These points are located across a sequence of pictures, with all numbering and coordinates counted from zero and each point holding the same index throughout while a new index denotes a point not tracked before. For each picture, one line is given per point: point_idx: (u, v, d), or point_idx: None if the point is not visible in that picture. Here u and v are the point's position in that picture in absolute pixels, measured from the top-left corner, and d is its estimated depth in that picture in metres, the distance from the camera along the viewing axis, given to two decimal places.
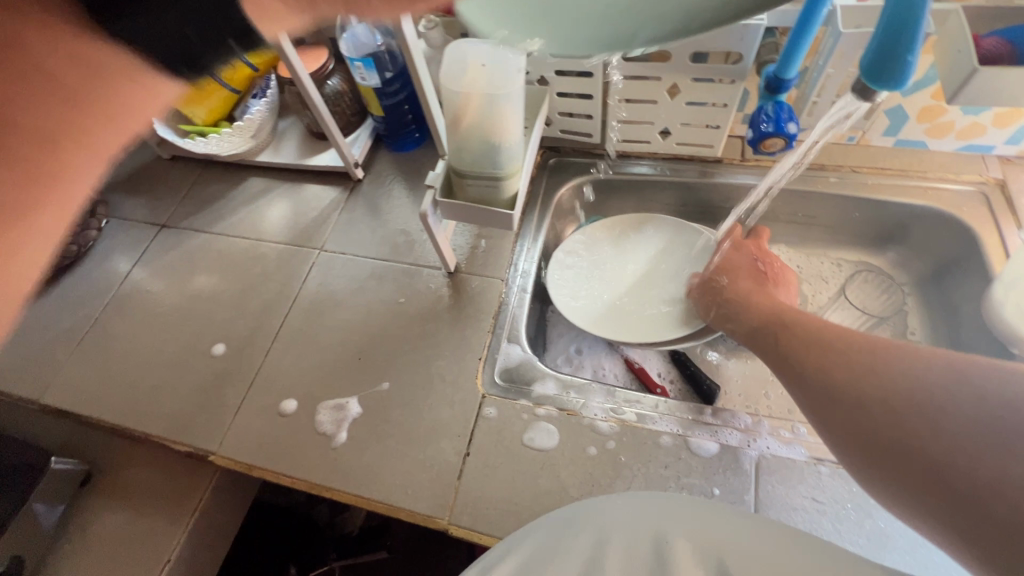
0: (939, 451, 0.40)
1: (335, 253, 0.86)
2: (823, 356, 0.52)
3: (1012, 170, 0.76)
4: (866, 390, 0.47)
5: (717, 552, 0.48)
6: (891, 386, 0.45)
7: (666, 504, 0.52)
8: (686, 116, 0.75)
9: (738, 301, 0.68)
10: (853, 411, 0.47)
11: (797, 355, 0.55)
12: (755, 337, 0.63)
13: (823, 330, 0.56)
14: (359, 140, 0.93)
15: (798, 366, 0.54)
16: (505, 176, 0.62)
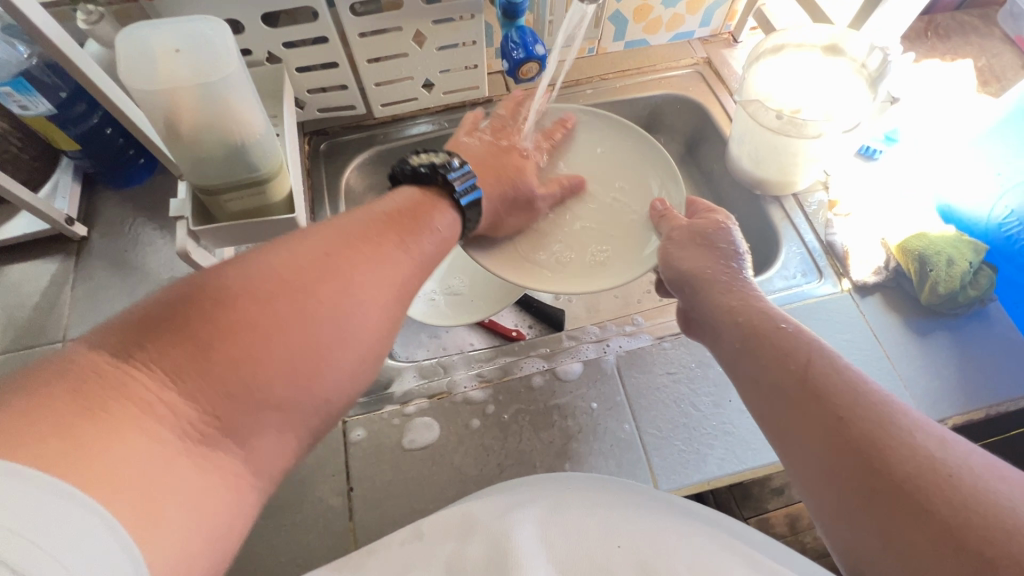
0: (924, 548, 0.35)
1: (87, 336, 0.66)
2: (856, 424, 0.41)
3: (712, 48, 0.90)
4: (882, 462, 0.39)
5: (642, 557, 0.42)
6: (913, 473, 0.37)
7: (591, 493, 0.48)
8: (442, 62, 0.72)
9: (741, 312, 0.53)
10: (890, 502, 0.38)
11: (820, 414, 0.43)
12: (767, 373, 0.48)
13: (856, 387, 0.43)
14: (62, 189, 0.71)
15: (812, 428, 0.43)
16: (268, 178, 0.52)
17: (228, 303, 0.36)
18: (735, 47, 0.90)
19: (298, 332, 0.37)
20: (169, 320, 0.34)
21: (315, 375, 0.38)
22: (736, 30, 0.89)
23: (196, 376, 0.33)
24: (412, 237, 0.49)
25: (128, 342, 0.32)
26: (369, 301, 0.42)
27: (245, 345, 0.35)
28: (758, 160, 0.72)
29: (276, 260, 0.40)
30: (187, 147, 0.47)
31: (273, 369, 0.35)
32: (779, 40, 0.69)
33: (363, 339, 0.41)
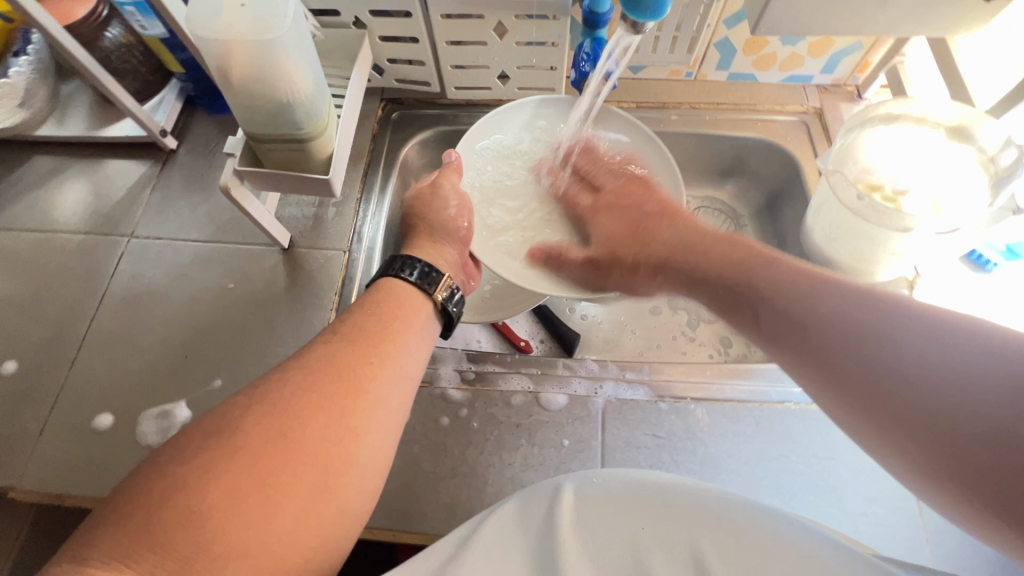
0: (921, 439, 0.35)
1: (149, 237, 0.74)
2: (805, 304, 0.43)
3: (829, 99, 0.80)
4: (838, 341, 0.40)
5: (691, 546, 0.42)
6: (865, 340, 0.39)
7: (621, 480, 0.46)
8: (520, 58, 0.71)
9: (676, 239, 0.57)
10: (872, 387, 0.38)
11: (772, 311, 0.45)
12: (706, 290, 0.52)
13: (785, 267, 0.47)
14: (164, 104, 0.79)
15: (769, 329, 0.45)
16: (308, 138, 0.55)
17: (177, 474, 0.38)
18: (857, 103, 0.79)
19: (263, 499, 0.39)
20: (142, 505, 0.37)
21: (281, 510, 0.39)
22: (863, 84, 0.78)
23: (166, 549, 0.35)
24: (376, 348, 0.48)
25: (106, 539, 0.35)
26: (323, 430, 0.42)
27: (208, 513, 0.37)
28: (832, 236, 0.63)
29: (244, 416, 0.41)
30: (239, 97, 0.50)
31: (225, 520, 0.37)
32: (897, 108, 0.60)
33: (319, 458, 0.41)
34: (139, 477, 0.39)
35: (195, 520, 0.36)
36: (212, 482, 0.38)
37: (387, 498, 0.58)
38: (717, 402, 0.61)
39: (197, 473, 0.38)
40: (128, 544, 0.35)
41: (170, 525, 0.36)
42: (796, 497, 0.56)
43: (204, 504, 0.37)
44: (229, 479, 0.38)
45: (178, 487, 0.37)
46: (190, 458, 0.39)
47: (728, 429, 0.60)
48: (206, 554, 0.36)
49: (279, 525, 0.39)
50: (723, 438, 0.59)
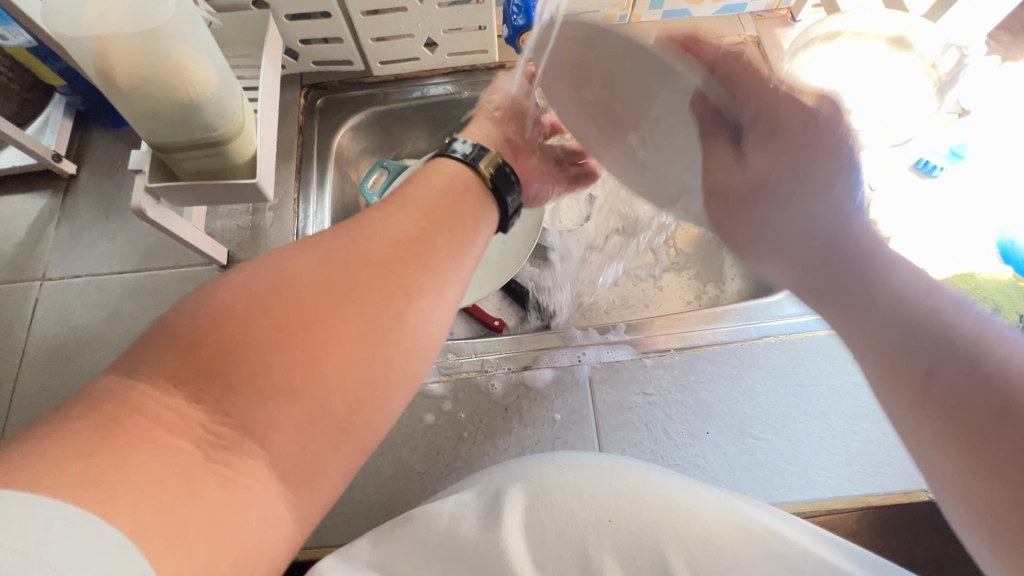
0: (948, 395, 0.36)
1: (65, 277, 0.66)
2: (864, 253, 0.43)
3: (764, 26, 0.78)
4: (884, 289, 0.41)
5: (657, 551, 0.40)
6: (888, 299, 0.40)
7: (594, 469, 0.43)
8: (445, 21, 0.66)
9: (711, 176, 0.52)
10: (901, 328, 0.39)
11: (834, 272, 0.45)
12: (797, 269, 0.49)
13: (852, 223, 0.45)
14: (52, 125, 0.70)
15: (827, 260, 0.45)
16: (224, 140, 0.49)
17: (243, 303, 0.36)
18: (791, 27, 0.78)
19: (309, 361, 0.35)
20: (184, 333, 0.34)
21: (322, 353, 0.36)
22: (796, 6, 0.77)
23: (217, 372, 0.33)
24: (438, 228, 0.46)
25: (151, 358, 0.33)
26: (373, 289, 0.39)
27: (257, 363, 0.34)
28: None
29: (289, 258, 0.40)
30: (132, 102, 0.44)
31: (276, 366, 0.34)
32: (836, 24, 0.58)
33: (370, 320, 0.38)
34: (193, 302, 0.36)
35: (233, 361, 0.34)
36: (265, 317, 0.35)
37: (384, 509, 0.55)
38: (701, 349, 0.61)
39: (265, 291, 0.37)
40: (165, 362, 0.33)
41: (223, 356, 0.34)
42: (788, 428, 0.57)
43: (261, 336, 0.35)
44: (277, 318, 0.36)
45: (236, 322, 0.35)
46: (263, 284, 0.37)
47: (714, 374, 0.60)
48: (256, 403, 0.34)
49: (330, 388, 0.36)
50: (711, 385, 0.59)
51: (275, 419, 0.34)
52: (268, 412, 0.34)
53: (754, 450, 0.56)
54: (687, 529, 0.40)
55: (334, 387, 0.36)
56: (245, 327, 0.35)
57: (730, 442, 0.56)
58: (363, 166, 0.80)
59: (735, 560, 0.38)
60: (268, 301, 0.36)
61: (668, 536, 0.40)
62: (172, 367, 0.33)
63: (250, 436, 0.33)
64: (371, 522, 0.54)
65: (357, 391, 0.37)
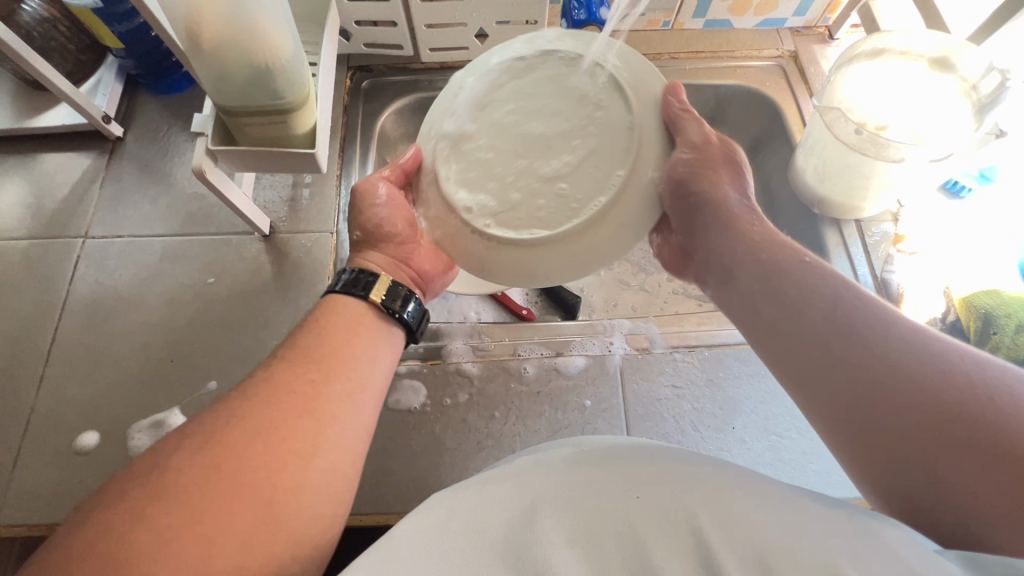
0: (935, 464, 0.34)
1: (105, 236, 0.67)
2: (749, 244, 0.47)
3: (802, 42, 0.81)
4: (846, 352, 0.39)
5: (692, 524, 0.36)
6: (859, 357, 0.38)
7: (606, 456, 0.42)
8: (499, 13, 0.68)
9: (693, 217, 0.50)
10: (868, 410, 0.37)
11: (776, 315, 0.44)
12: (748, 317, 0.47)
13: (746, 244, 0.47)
14: (103, 86, 0.71)
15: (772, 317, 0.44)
16: (288, 108, 0.50)
17: (145, 491, 0.36)
18: (828, 45, 0.80)
19: (226, 525, 0.36)
20: (84, 553, 0.34)
21: (193, 543, 0.35)
22: (834, 25, 0.80)
23: (109, 565, 0.33)
24: (326, 361, 0.45)
25: (46, 574, 0.33)
26: (282, 439, 0.40)
27: (151, 548, 0.34)
28: (825, 174, 0.64)
29: (167, 454, 0.39)
30: (206, 64, 0.45)
31: (176, 549, 0.34)
32: (880, 42, 0.61)
33: (275, 473, 0.39)
34: (102, 497, 0.37)
35: (118, 557, 0.33)
36: (151, 507, 0.35)
37: (415, 482, 0.56)
38: (730, 347, 0.63)
39: (156, 475, 0.37)
40: (60, 571, 0.33)
41: (121, 549, 0.34)
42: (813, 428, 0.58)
43: (149, 523, 0.35)
44: (133, 509, 0.35)
45: (121, 512, 0.35)
46: (154, 471, 0.38)
47: (742, 371, 0.61)
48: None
49: (245, 545, 0.36)
50: (738, 381, 0.61)
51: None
52: None
53: (779, 447, 0.57)
54: (720, 501, 0.37)
55: (245, 540, 0.36)
56: (143, 515, 0.35)
57: (755, 438, 0.58)
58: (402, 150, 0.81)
59: (779, 536, 0.34)
60: (168, 480, 0.37)
61: (701, 508, 0.37)
62: (77, 567, 0.33)
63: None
64: (401, 494, 0.55)
65: (268, 538, 0.37)
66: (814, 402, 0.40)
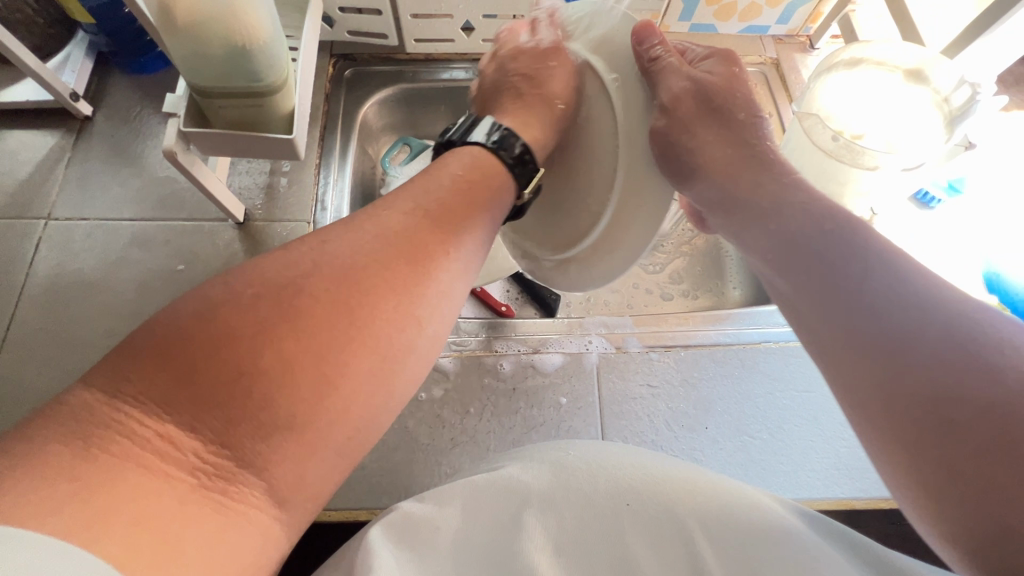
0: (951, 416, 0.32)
1: (71, 218, 0.64)
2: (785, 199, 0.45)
3: (784, 50, 0.82)
4: (882, 296, 0.37)
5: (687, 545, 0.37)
6: (890, 303, 0.36)
7: (596, 459, 0.42)
8: (486, 6, 0.67)
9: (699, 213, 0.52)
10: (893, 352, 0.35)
11: (810, 253, 0.42)
12: (763, 261, 0.46)
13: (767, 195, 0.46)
14: (72, 63, 0.68)
15: (806, 257, 0.42)
16: (266, 91, 0.49)
17: (253, 323, 0.33)
18: (809, 54, 0.82)
19: (334, 384, 0.34)
20: (195, 345, 0.31)
21: (298, 372, 0.33)
22: (815, 34, 0.81)
23: (212, 396, 0.31)
24: (452, 219, 0.42)
25: (138, 378, 0.30)
26: (387, 305, 0.37)
27: (265, 386, 0.32)
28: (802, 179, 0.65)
29: (292, 254, 0.37)
30: (181, 40, 0.44)
31: (283, 393, 0.32)
32: (859, 52, 0.62)
33: (383, 337, 0.36)
34: (196, 309, 0.33)
35: (223, 395, 0.31)
36: (258, 348, 0.32)
37: (388, 476, 0.55)
38: (705, 347, 0.63)
39: (270, 305, 0.34)
40: (153, 390, 0.30)
41: (232, 391, 0.31)
42: (783, 429, 0.59)
43: (261, 356, 0.32)
44: (244, 343, 0.32)
45: (228, 337, 0.32)
46: (264, 299, 0.34)
47: (716, 372, 0.62)
48: (266, 425, 0.31)
49: (351, 400, 0.34)
50: (713, 382, 0.61)
51: (278, 455, 0.32)
52: (274, 438, 0.31)
53: (750, 447, 0.58)
54: (708, 508, 0.38)
55: (348, 398, 0.34)
56: (252, 351, 0.32)
57: (728, 437, 0.58)
58: (384, 141, 0.80)
59: (766, 560, 0.35)
60: (276, 314, 0.33)
61: (688, 514, 0.38)
62: (166, 391, 0.30)
63: (251, 470, 0.31)
64: (373, 488, 0.54)
65: (369, 403, 0.35)
66: (826, 346, 0.39)
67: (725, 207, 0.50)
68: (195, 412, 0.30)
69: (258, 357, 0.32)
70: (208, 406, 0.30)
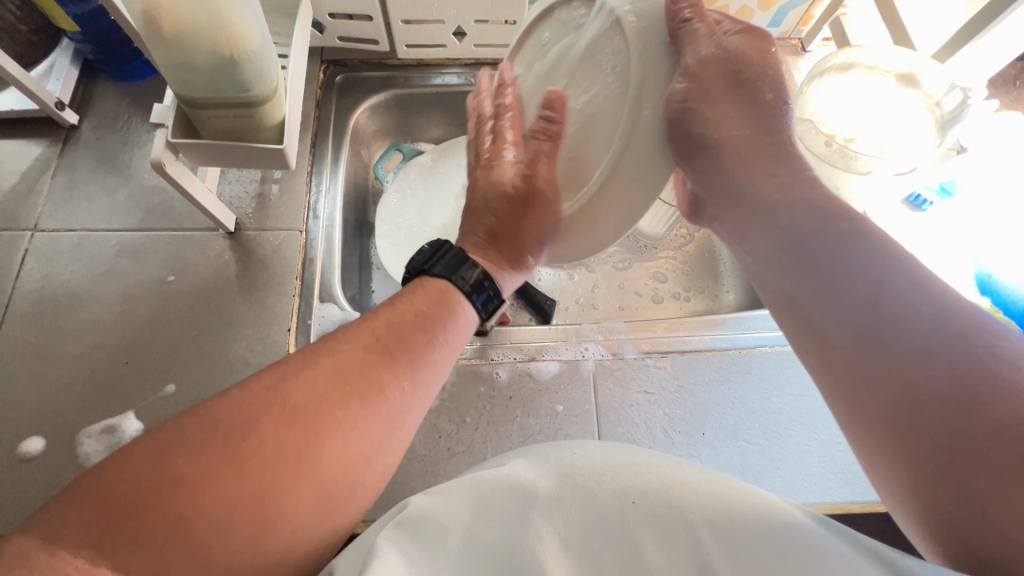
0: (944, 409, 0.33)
1: (57, 230, 0.63)
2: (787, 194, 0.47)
3: (776, 53, 0.82)
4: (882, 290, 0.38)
5: (695, 552, 0.36)
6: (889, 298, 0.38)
7: (602, 455, 0.42)
8: (477, 11, 0.67)
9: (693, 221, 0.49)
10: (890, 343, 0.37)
11: (812, 248, 0.43)
12: (769, 259, 0.47)
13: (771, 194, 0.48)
14: (57, 71, 0.67)
15: (810, 252, 0.43)
16: (254, 101, 0.48)
17: (199, 471, 0.33)
18: (801, 57, 0.82)
19: (290, 511, 0.34)
20: (137, 496, 0.31)
21: (240, 518, 0.33)
22: (806, 37, 0.81)
23: (160, 549, 0.31)
24: (402, 349, 0.42)
25: (76, 531, 0.30)
26: (343, 428, 0.37)
27: (218, 529, 0.32)
28: None
29: (258, 379, 0.38)
30: (169, 51, 0.43)
31: (235, 527, 0.32)
32: (851, 56, 0.62)
33: (342, 462, 0.37)
34: (140, 452, 0.33)
35: (173, 543, 0.31)
36: (207, 497, 0.32)
37: (383, 488, 0.54)
38: (701, 352, 0.63)
39: (215, 451, 0.34)
40: (96, 539, 0.30)
41: (181, 538, 0.31)
42: (779, 434, 0.59)
43: (208, 504, 0.32)
44: (187, 493, 0.32)
45: (175, 487, 0.32)
46: (207, 443, 0.34)
47: (713, 377, 0.62)
48: (220, 561, 0.32)
49: (309, 520, 0.35)
50: (709, 388, 0.61)
51: None
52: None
53: (747, 453, 0.58)
54: (713, 508, 0.37)
55: (303, 521, 0.35)
56: (199, 499, 0.32)
57: (725, 443, 0.58)
58: (376, 147, 0.80)
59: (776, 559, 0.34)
60: (220, 459, 0.33)
61: (689, 513, 0.37)
62: (109, 542, 0.30)
63: None
64: (369, 501, 0.54)
65: (327, 516, 0.36)
66: (819, 348, 0.41)
67: (737, 215, 0.51)
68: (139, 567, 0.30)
69: (208, 504, 0.32)
70: (155, 557, 0.30)
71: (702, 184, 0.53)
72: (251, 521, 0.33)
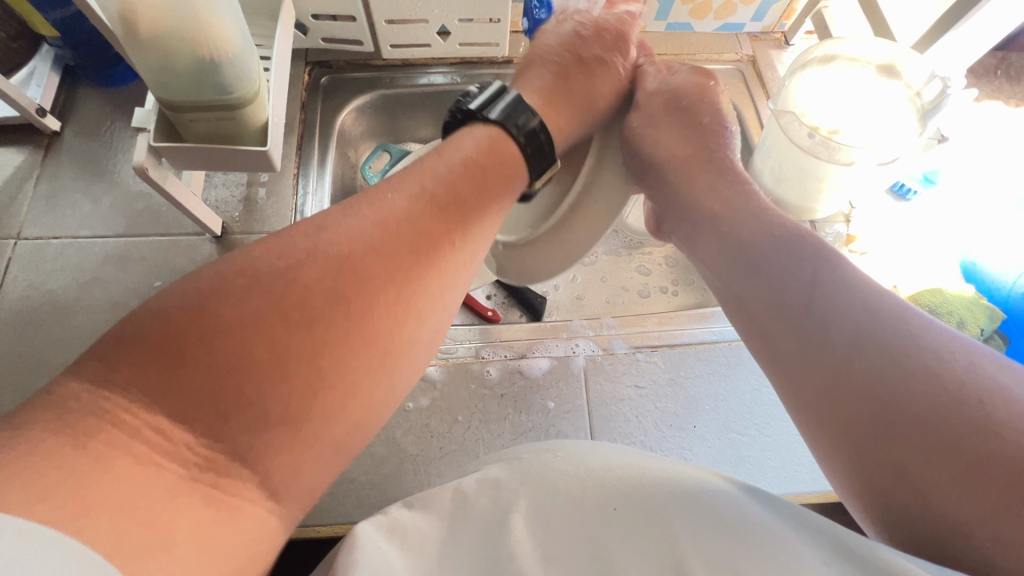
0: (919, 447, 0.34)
1: (41, 238, 0.63)
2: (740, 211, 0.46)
3: (760, 46, 0.82)
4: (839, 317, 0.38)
5: (674, 552, 0.35)
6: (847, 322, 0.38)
7: (587, 455, 0.42)
8: (462, 10, 0.67)
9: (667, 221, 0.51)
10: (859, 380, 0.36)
11: (766, 274, 0.43)
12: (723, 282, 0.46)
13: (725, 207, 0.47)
14: (38, 78, 0.67)
15: (763, 277, 0.43)
16: (236, 104, 0.48)
17: (250, 323, 0.33)
18: (785, 50, 0.82)
19: (338, 378, 0.36)
20: (186, 337, 0.32)
21: (295, 376, 0.34)
22: (789, 30, 0.82)
23: (214, 396, 0.32)
24: (456, 217, 0.42)
25: (131, 367, 0.31)
26: (385, 303, 0.38)
27: (265, 387, 0.33)
28: (781, 176, 0.65)
29: (292, 242, 0.37)
30: (149, 55, 0.43)
31: (281, 385, 0.33)
32: (832, 49, 0.62)
33: (381, 332, 0.38)
34: (185, 298, 0.34)
35: (224, 389, 0.32)
36: (260, 348, 0.33)
37: (376, 489, 0.54)
38: (691, 346, 0.64)
39: (261, 299, 0.34)
40: (149, 379, 0.31)
41: (234, 385, 0.32)
42: (770, 425, 0.60)
43: (262, 355, 0.33)
44: (239, 339, 0.33)
45: (227, 341, 0.33)
46: (253, 297, 0.34)
47: (704, 371, 0.62)
48: (267, 415, 0.33)
49: (352, 393, 0.36)
50: (700, 381, 0.62)
51: (274, 447, 0.33)
52: (275, 432, 0.33)
53: (738, 445, 0.58)
54: (695, 511, 0.37)
55: (346, 390, 0.36)
56: (250, 349, 0.33)
57: (716, 436, 0.59)
58: (363, 148, 0.79)
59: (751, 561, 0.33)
60: (268, 312, 0.34)
61: (674, 516, 0.37)
62: (161, 385, 0.31)
63: (244, 462, 0.32)
64: (362, 502, 0.54)
65: (364, 398, 0.37)
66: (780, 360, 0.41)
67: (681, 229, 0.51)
68: (192, 408, 0.31)
69: (256, 357, 0.33)
70: (209, 402, 0.32)
71: (666, 213, 0.52)
72: (300, 375, 0.34)
